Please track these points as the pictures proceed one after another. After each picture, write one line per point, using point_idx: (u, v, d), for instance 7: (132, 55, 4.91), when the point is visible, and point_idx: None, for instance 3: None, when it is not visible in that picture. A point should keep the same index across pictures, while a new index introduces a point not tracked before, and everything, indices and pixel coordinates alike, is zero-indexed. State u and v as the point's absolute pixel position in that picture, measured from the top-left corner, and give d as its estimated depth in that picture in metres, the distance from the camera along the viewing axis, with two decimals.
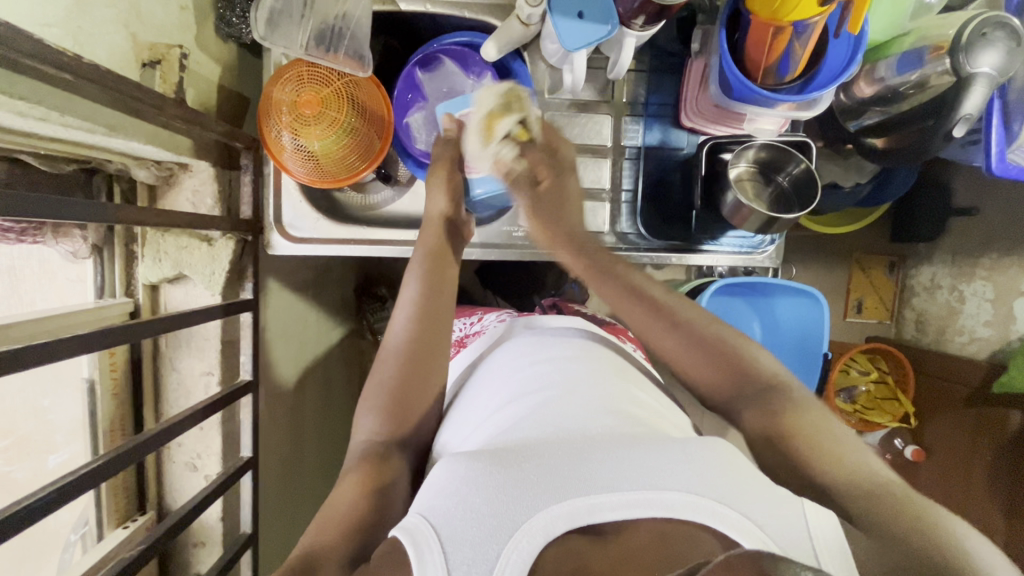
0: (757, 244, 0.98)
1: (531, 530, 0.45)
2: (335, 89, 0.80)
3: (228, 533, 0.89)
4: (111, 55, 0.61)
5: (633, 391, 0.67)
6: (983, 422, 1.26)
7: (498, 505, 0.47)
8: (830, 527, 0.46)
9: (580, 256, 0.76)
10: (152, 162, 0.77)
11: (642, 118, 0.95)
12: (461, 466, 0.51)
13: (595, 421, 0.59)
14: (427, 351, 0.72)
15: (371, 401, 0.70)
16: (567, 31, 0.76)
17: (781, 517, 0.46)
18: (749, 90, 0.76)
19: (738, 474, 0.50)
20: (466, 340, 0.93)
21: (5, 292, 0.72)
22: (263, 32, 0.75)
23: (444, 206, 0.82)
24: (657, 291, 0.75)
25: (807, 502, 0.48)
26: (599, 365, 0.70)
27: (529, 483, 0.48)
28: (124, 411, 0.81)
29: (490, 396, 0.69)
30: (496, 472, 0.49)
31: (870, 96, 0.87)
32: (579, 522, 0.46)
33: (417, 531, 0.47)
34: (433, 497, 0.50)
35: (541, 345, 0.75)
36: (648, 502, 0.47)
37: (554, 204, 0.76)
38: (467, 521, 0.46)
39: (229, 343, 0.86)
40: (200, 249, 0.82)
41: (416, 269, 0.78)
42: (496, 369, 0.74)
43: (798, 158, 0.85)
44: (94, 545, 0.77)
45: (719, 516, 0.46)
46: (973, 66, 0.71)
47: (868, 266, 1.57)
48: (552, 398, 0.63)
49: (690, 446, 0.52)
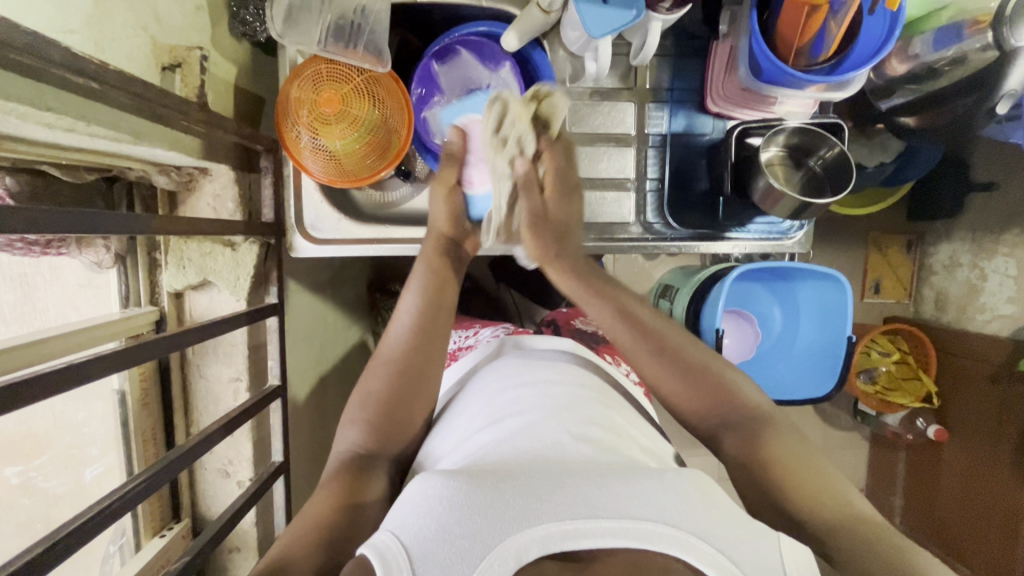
0: (786, 230, 0.96)
1: (503, 553, 0.44)
2: (354, 87, 0.78)
3: (263, 538, 0.89)
4: (132, 60, 0.59)
5: (613, 421, 0.67)
6: (1008, 400, 1.25)
7: (470, 527, 0.45)
8: (802, 560, 0.47)
9: (583, 282, 0.79)
10: (172, 168, 0.76)
11: (666, 104, 0.92)
12: (436, 484, 0.49)
13: (577, 448, 0.58)
14: (421, 361, 0.73)
15: (358, 414, 0.70)
16: (591, 16, 0.74)
17: (754, 555, 0.46)
18: (781, 72, 0.73)
19: (714, 507, 0.49)
20: (458, 352, 0.94)
21: (19, 304, 0.66)
22: (281, 30, 0.73)
23: (444, 221, 0.81)
24: (648, 313, 0.78)
25: (783, 537, 0.49)
26: (585, 395, 0.70)
27: (505, 505, 0.47)
28: (155, 421, 0.80)
29: (474, 420, 0.68)
30: (474, 490, 0.48)
31: (902, 74, 0.83)
32: (554, 548, 0.44)
33: (386, 551, 0.45)
34: (406, 514, 0.48)
35: (530, 370, 0.75)
36: (624, 531, 0.45)
37: (546, 212, 0.80)
38: (439, 541, 0.44)
39: (256, 347, 0.86)
40: (223, 255, 0.80)
41: (416, 281, 0.79)
42: (483, 392, 0.74)
43: (831, 141, 0.82)
44: (133, 555, 0.77)
45: (694, 551, 0.45)
46: (1017, 41, 0.71)
47: (885, 247, 1.54)
48: (532, 424, 0.62)
49: (671, 477, 0.51)
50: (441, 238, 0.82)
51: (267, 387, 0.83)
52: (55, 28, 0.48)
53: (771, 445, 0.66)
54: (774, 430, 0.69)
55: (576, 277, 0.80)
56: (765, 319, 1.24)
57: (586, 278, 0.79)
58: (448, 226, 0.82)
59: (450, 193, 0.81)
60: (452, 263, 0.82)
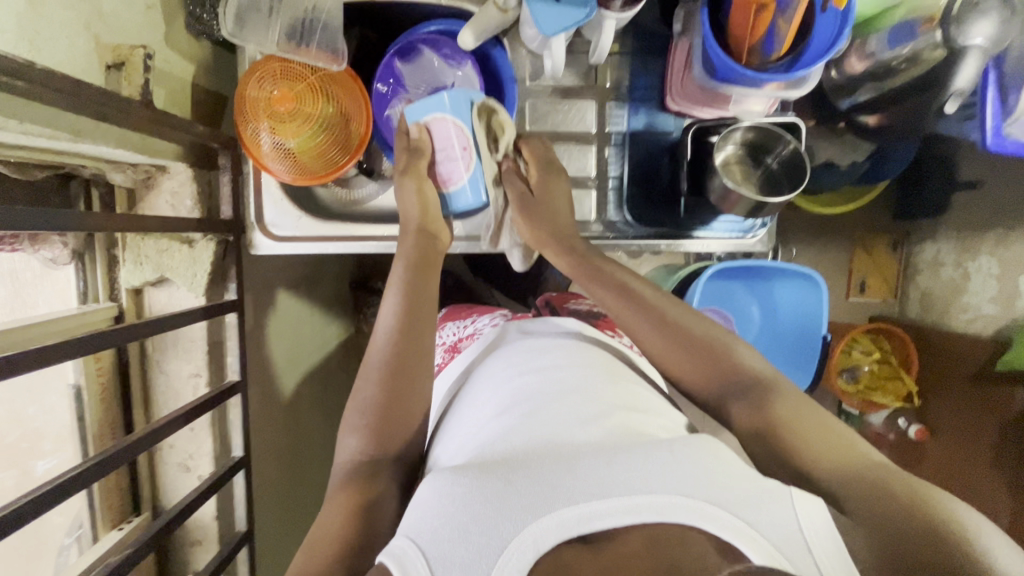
0: (748, 228, 0.95)
1: (520, 545, 0.49)
2: (310, 84, 0.79)
3: (224, 532, 0.89)
4: (72, 59, 0.60)
5: (624, 390, 0.69)
6: (986, 400, 1.24)
7: (485, 524, 0.50)
8: (817, 513, 0.50)
9: (578, 261, 0.83)
10: (128, 166, 0.77)
11: (627, 102, 0.92)
12: (448, 483, 0.54)
13: (584, 428, 0.61)
14: (417, 348, 0.72)
15: (353, 421, 0.69)
16: (542, 15, 0.74)
17: (772, 512, 0.50)
18: (734, 71, 0.73)
19: (726, 469, 0.54)
20: (459, 344, 0.94)
21: (8, 296, 0.72)
22: (232, 28, 0.73)
23: (417, 212, 0.82)
24: (645, 288, 0.79)
25: (795, 490, 0.53)
26: (590, 370, 0.72)
27: (516, 498, 0.51)
28: (114, 415, 0.81)
29: (482, 406, 0.71)
30: (485, 486, 0.52)
31: (860, 73, 0.83)
32: (569, 533, 0.49)
33: (405, 556, 0.49)
34: (421, 517, 0.52)
35: (533, 353, 0.77)
36: (637, 508, 0.50)
37: (539, 204, 0.87)
38: (456, 540, 0.49)
39: (216, 343, 0.87)
40: (180, 252, 0.81)
41: (397, 282, 0.77)
42: (488, 376, 0.76)
43: (787, 139, 0.82)
44: (89, 547, 0.78)
45: (709, 518, 0.49)
46: (965, 39, 0.70)
47: (871, 246, 1.53)
48: (539, 407, 0.65)
49: (678, 445, 0.56)
50: (418, 232, 0.81)
51: (226, 383, 0.85)
52: None
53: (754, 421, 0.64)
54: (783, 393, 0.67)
55: (570, 261, 0.84)
56: (744, 316, 1.20)
57: (581, 265, 0.83)
58: (423, 218, 0.82)
59: (420, 184, 0.82)
60: (436, 259, 0.82)
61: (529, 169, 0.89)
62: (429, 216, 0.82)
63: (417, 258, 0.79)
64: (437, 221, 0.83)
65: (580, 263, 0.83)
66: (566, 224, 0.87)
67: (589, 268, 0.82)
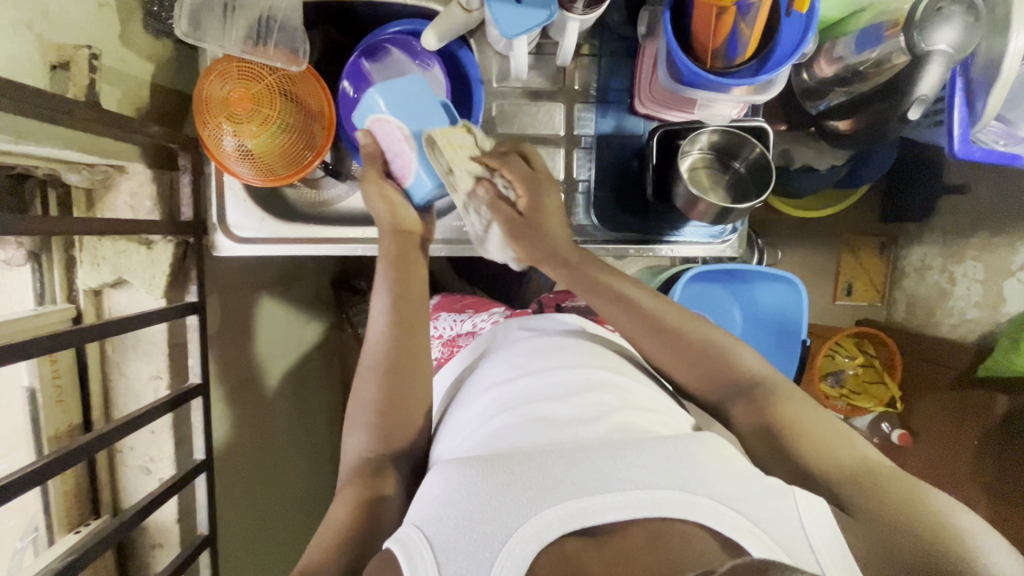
0: (719, 233, 0.94)
1: (525, 536, 0.47)
2: (267, 85, 0.77)
3: (186, 535, 0.89)
4: (14, 59, 0.59)
5: (628, 388, 0.68)
6: (968, 406, 1.24)
7: (490, 513, 0.49)
8: (821, 516, 0.50)
9: (573, 273, 0.77)
10: (84, 166, 0.76)
11: (595, 105, 0.91)
12: (452, 474, 0.53)
13: (588, 423, 0.60)
14: (409, 348, 0.72)
15: (356, 421, 0.70)
16: (503, 16, 0.73)
17: (772, 509, 0.49)
18: (697, 75, 0.72)
19: (729, 468, 0.53)
20: (456, 339, 0.96)
21: None
22: (187, 28, 0.72)
23: (393, 215, 0.79)
24: (639, 293, 0.75)
25: (799, 491, 0.52)
26: (592, 362, 0.70)
27: (522, 489, 0.50)
28: (71, 418, 0.81)
29: (484, 399, 0.69)
30: (488, 477, 0.51)
31: (830, 77, 0.83)
32: (573, 525, 0.48)
33: (409, 542, 0.48)
34: (425, 507, 0.51)
35: (535, 347, 0.75)
36: (642, 502, 0.49)
37: (529, 228, 0.78)
38: (460, 529, 0.48)
39: (178, 345, 0.86)
40: (138, 253, 0.80)
41: (383, 280, 0.76)
42: (491, 368, 0.75)
43: (752, 144, 0.81)
44: (45, 549, 0.77)
45: (712, 516, 0.48)
46: (928, 44, 0.68)
47: (858, 249, 1.51)
48: (545, 403, 0.64)
49: (683, 441, 0.55)
50: (394, 231, 0.79)
51: (188, 385, 0.84)
52: None
53: None
54: (782, 394, 0.67)
55: (567, 280, 0.77)
56: (725, 321, 1.19)
57: (576, 281, 0.77)
58: (393, 219, 0.79)
59: (381, 187, 0.79)
60: (415, 254, 0.79)
61: (515, 192, 0.79)
62: (399, 214, 0.79)
63: (397, 257, 0.77)
64: (407, 216, 0.80)
65: (585, 277, 0.76)
66: (563, 242, 0.78)
67: (585, 280, 0.76)
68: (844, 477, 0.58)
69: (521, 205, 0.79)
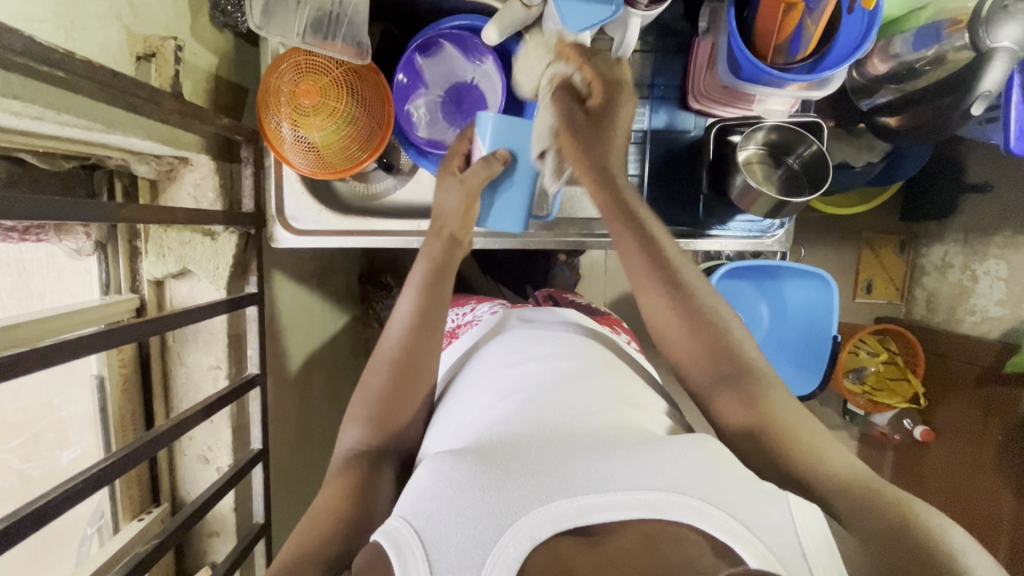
0: (766, 227, 0.96)
1: (516, 534, 0.44)
2: (333, 79, 0.78)
3: (242, 524, 0.91)
4: (105, 49, 0.60)
5: (625, 386, 0.67)
6: (994, 403, 1.23)
7: (482, 509, 0.46)
8: (813, 519, 0.47)
9: (611, 203, 0.73)
10: (152, 157, 0.76)
11: (648, 101, 0.93)
12: (444, 467, 0.50)
13: (584, 417, 0.58)
14: (419, 353, 0.69)
15: (357, 411, 0.68)
16: (570, 11, 0.73)
17: (769, 516, 0.46)
18: (760, 71, 0.73)
19: (727, 472, 0.50)
20: (456, 331, 0.93)
21: (18, 287, 0.69)
22: (259, 20, 0.74)
23: (456, 224, 0.78)
24: (674, 250, 0.72)
25: (792, 497, 0.49)
26: (588, 363, 0.68)
27: (515, 487, 0.47)
28: (134, 408, 0.82)
29: (480, 395, 0.67)
30: (483, 472, 0.49)
31: (883, 73, 0.87)
32: (566, 524, 0.45)
33: (400, 537, 0.46)
34: (418, 500, 0.49)
35: (532, 341, 0.73)
36: (635, 503, 0.46)
37: (588, 127, 0.75)
38: (452, 524, 0.45)
39: (235, 336, 0.87)
40: (202, 244, 0.82)
41: (412, 285, 0.74)
42: (488, 364, 0.73)
43: (810, 140, 0.83)
44: (111, 537, 0.79)
45: (704, 517, 0.46)
46: (993, 41, 0.70)
47: (878, 247, 1.52)
48: (538, 395, 0.61)
49: (679, 444, 0.52)
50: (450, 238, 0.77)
51: (246, 375, 0.85)
52: (22, 16, 0.49)
53: (795, 413, 0.64)
54: None
55: (604, 200, 0.73)
56: (754, 317, 1.18)
57: (616, 207, 0.73)
58: (460, 225, 0.78)
59: (469, 205, 0.78)
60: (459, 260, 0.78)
61: (590, 88, 0.76)
62: (466, 226, 0.78)
63: (443, 262, 0.75)
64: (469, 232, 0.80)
65: (619, 214, 0.73)
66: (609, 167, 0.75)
67: (623, 214, 0.73)
68: (855, 479, 0.56)
69: (591, 106, 0.76)
